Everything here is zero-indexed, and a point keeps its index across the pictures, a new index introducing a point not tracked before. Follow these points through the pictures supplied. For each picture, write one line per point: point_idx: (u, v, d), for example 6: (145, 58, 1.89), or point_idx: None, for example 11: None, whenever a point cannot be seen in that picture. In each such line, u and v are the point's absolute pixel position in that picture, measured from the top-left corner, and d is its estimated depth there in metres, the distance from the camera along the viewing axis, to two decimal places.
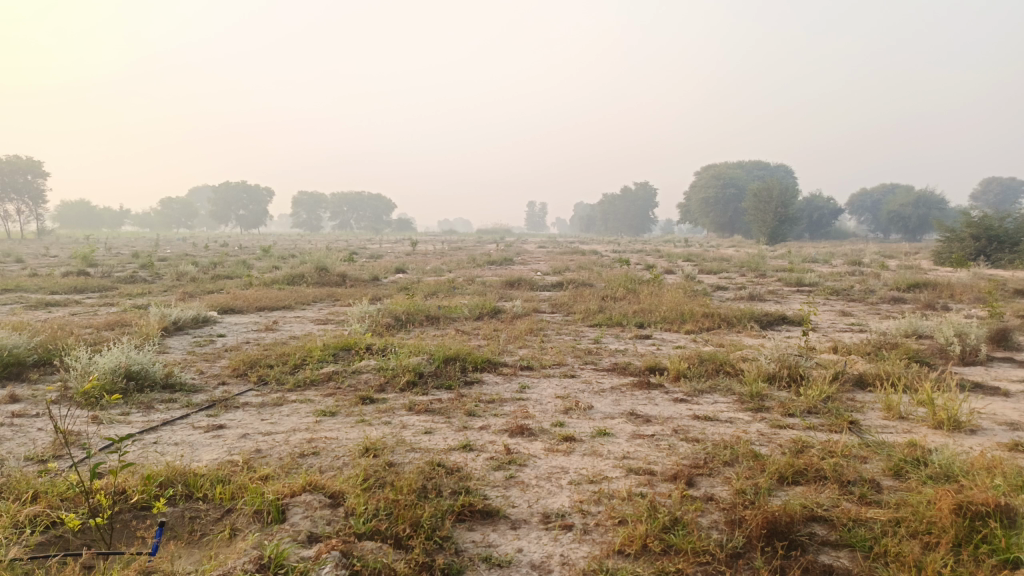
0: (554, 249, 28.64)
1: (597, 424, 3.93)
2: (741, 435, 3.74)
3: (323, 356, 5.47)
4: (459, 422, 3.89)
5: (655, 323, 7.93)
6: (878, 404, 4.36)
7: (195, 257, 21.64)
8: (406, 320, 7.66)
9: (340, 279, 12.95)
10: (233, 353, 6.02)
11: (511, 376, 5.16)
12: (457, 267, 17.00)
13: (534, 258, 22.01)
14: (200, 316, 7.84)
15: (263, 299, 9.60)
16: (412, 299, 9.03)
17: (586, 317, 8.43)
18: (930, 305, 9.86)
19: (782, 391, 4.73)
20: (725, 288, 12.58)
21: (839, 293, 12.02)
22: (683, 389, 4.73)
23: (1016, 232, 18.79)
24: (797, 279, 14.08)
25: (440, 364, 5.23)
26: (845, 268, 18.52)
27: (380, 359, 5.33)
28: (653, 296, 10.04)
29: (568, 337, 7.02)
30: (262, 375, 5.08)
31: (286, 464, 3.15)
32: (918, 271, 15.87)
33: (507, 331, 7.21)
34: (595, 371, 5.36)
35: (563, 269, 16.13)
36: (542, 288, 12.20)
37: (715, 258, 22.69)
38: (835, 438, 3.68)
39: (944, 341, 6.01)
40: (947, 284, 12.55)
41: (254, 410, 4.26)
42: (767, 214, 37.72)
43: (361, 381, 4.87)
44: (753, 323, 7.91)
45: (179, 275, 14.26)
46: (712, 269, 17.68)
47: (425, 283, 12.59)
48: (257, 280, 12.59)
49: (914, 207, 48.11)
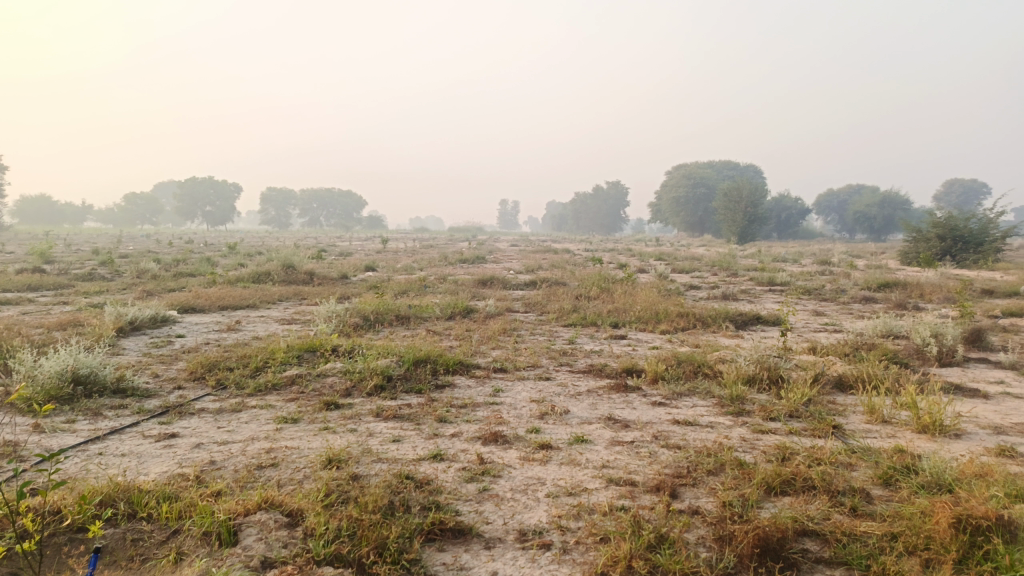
0: (526, 247, 28.52)
1: (574, 431, 3.76)
2: (724, 441, 3.60)
3: (287, 358, 5.23)
4: (429, 430, 3.69)
5: (629, 323, 7.80)
6: (860, 407, 4.25)
7: (158, 254, 21.06)
8: (375, 320, 7.42)
9: (307, 277, 12.63)
10: (192, 355, 5.73)
11: (483, 378, 4.97)
12: (429, 265, 16.76)
13: (506, 256, 21.85)
14: (159, 316, 7.52)
15: (227, 298, 9.26)
16: (381, 298, 8.80)
17: (559, 316, 8.28)
18: (901, 304, 9.89)
19: (762, 393, 4.61)
20: (698, 287, 12.54)
21: (811, 292, 12.04)
22: (662, 392, 4.58)
23: (980, 232, 19.09)
24: (769, 278, 14.10)
25: (410, 366, 5.01)
26: (816, 267, 18.66)
27: (347, 361, 5.09)
28: (627, 294, 9.92)
29: (542, 337, 6.85)
30: (221, 379, 4.82)
31: (242, 478, 2.92)
32: (888, 271, 16.03)
33: (480, 330, 7.02)
34: (571, 373, 5.19)
35: (536, 267, 15.98)
36: (515, 286, 12.02)
37: (686, 257, 22.75)
38: (820, 445, 3.55)
39: (921, 341, 5.95)
40: (916, 283, 12.65)
41: (210, 417, 4.00)
42: (737, 214, 38.00)
43: (327, 385, 4.64)
44: (728, 323, 7.82)
45: (140, 272, 13.81)
46: (684, 268, 17.68)
47: (396, 281, 12.34)
48: (221, 278, 12.22)
49: (880, 207, 48.88)
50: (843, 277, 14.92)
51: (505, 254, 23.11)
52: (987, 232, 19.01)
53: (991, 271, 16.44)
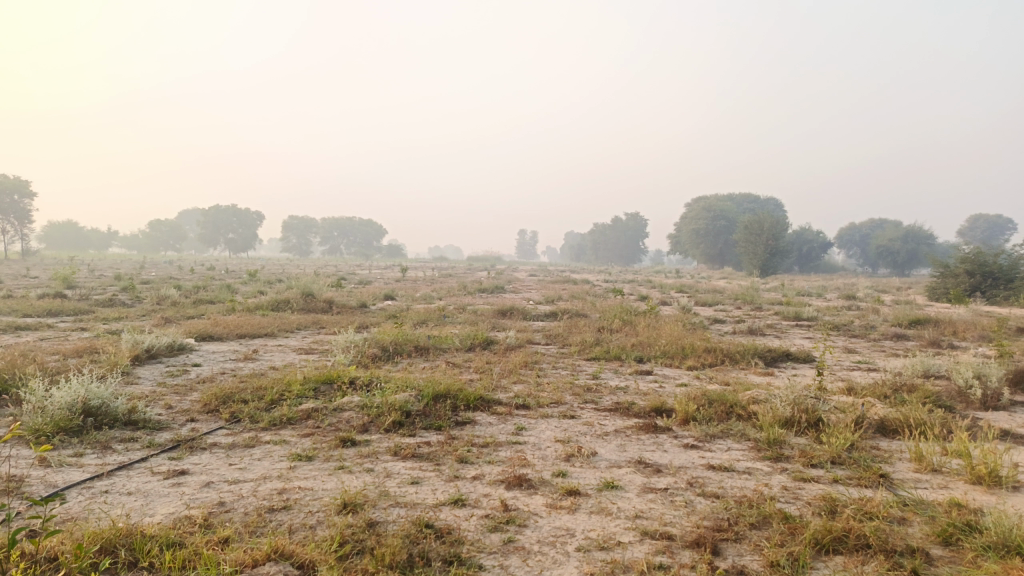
0: (545, 278, 28.38)
1: (603, 475, 3.55)
2: (764, 490, 3.37)
3: (303, 390, 5.07)
4: (450, 471, 3.50)
5: (654, 358, 7.58)
6: (907, 455, 4.00)
7: (179, 280, 21.19)
8: (394, 351, 7.26)
9: (326, 305, 12.55)
10: (207, 386, 5.59)
11: (506, 415, 4.77)
12: (448, 295, 16.64)
13: (525, 286, 21.69)
14: (175, 344, 7.42)
15: (245, 326, 9.17)
16: (400, 328, 8.66)
17: (582, 350, 8.07)
18: (935, 342, 9.58)
19: (800, 437, 4.37)
20: (722, 321, 12.28)
21: (839, 328, 11.74)
22: (693, 434, 4.36)
23: (1011, 269, 18.65)
24: (795, 313, 13.80)
25: (429, 401, 4.83)
26: (841, 302, 18.29)
27: (365, 394, 4.92)
28: (650, 328, 9.70)
29: (564, 372, 6.65)
30: (235, 412, 4.66)
31: (251, 523, 2.74)
32: (916, 307, 15.65)
33: (501, 363, 6.84)
34: (597, 411, 4.97)
35: (556, 298, 15.83)
36: (535, 318, 11.85)
37: (707, 290, 22.47)
38: (869, 496, 3.31)
39: (963, 383, 5.67)
40: (948, 320, 12.30)
41: (222, 453, 3.84)
42: (757, 247, 37.68)
43: (343, 420, 4.47)
44: (757, 359, 7.57)
45: (160, 298, 13.82)
46: (706, 301, 17.40)
47: (414, 310, 12.21)
48: (240, 305, 12.17)
49: (903, 241, 48.26)
50: (871, 313, 14.58)
51: (524, 284, 22.95)
52: (1017, 268, 18.57)
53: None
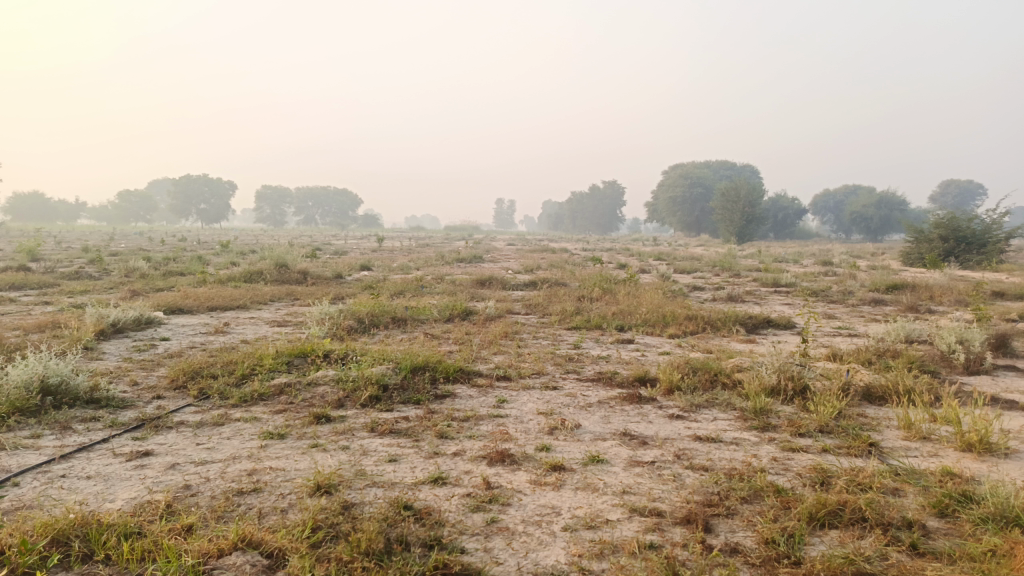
0: (523, 247, 28.24)
1: (588, 449, 3.43)
2: (754, 462, 3.27)
3: (275, 364, 4.88)
4: (429, 448, 3.35)
5: (636, 326, 7.48)
6: (895, 422, 3.93)
7: (149, 252, 20.68)
8: (370, 323, 7.07)
9: (301, 276, 12.28)
10: (175, 361, 5.38)
11: (486, 388, 4.63)
12: (426, 265, 16.41)
13: (503, 255, 21.51)
14: (143, 318, 7.16)
15: (216, 299, 8.90)
16: (377, 299, 8.46)
17: (563, 319, 7.94)
18: (913, 307, 9.59)
19: (786, 405, 4.29)
20: (702, 288, 12.23)
21: (818, 294, 11.75)
22: (678, 405, 4.25)
23: (983, 233, 18.84)
24: (773, 279, 13.80)
25: (407, 374, 4.67)
26: (818, 268, 18.36)
27: (340, 368, 4.75)
28: (631, 296, 9.60)
29: (545, 342, 6.52)
30: (203, 388, 4.47)
31: (218, 508, 2.58)
32: (892, 273, 15.72)
33: (480, 334, 6.69)
34: (579, 382, 4.85)
35: (535, 267, 15.68)
36: (514, 287, 11.70)
37: (685, 257, 22.44)
38: (860, 466, 3.23)
39: (946, 348, 5.63)
40: (925, 285, 12.35)
41: (189, 432, 3.66)
42: (734, 214, 37.76)
43: (318, 396, 4.30)
44: (738, 326, 7.50)
45: (128, 271, 13.42)
46: (685, 268, 17.36)
47: (391, 280, 11.98)
48: (212, 277, 11.85)
49: (876, 207, 48.63)
50: (847, 278, 14.63)
51: (502, 253, 22.72)
52: (990, 232, 18.76)
53: (996, 273, 16.16)
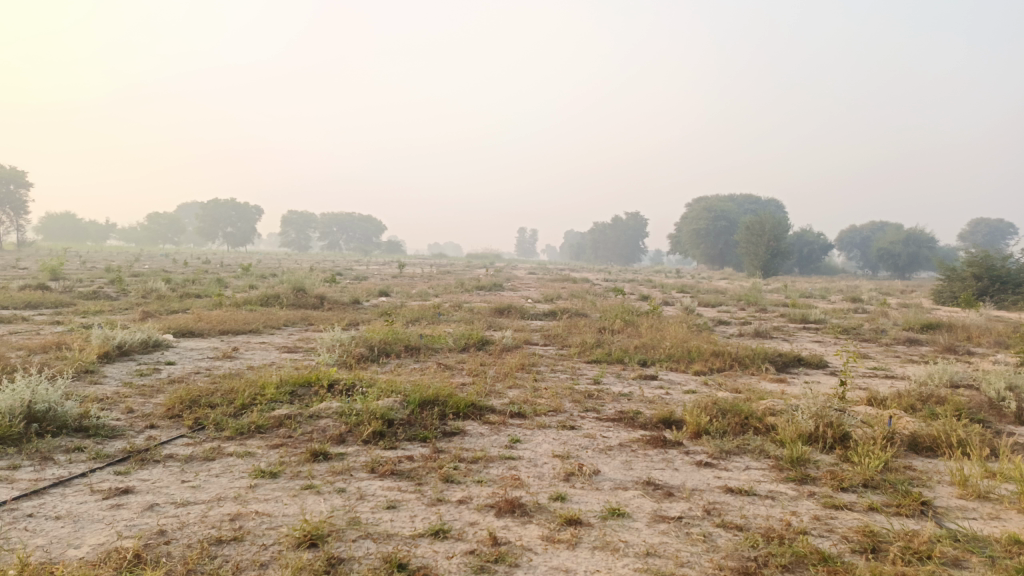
0: (544, 276, 27.95)
1: (607, 500, 3.11)
2: (793, 521, 2.93)
3: (276, 394, 4.63)
4: (432, 493, 3.06)
5: (659, 362, 7.15)
6: (947, 478, 3.56)
7: (171, 273, 20.71)
8: (382, 351, 6.82)
9: (317, 301, 12.11)
10: (176, 387, 5.15)
11: (499, 425, 4.33)
12: (445, 292, 16.22)
13: (524, 284, 21.23)
14: (151, 340, 6.98)
15: (228, 322, 8.72)
16: (391, 326, 8.21)
17: (582, 352, 7.63)
18: (951, 348, 9.15)
19: (825, 454, 3.93)
20: (727, 323, 11.84)
21: (848, 331, 11.32)
22: (706, 450, 3.92)
23: (1019, 272, 18.24)
24: (801, 315, 13.36)
25: (415, 409, 4.38)
26: (847, 305, 17.85)
27: (344, 399, 4.49)
28: (654, 329, 9.26)
29: (564, 376, 6.21)
30: (199, 419, 4.22)
31: (191, 560, 2.31)
32: (925, 311, 15.20)
33: (496, 366, 6.40)
34: (599, 421, 4.53)
35: (555, 296, 15.40)
36: (533, 317, 11.41)
37: (708, 290, 22.01)
38: (914, 529, 2.88)
39: (995, 395, 5.23)
40: (961, 325, 11.86)
41: (176, 468, 3.40)
42: (758, 248, 37.28)
43: (318, 430, 4.03)
44: (767, 364, 7.14)
45: (146, 292, 13.36)
46: (709, 301, 16.95)
47: (409, 307, 11.75)
48: (228, 300, 11.72)
49: (904, 244, 47.75)
50: (879, 316, 14.14)
51: (523, 282, 22.46)
52: None
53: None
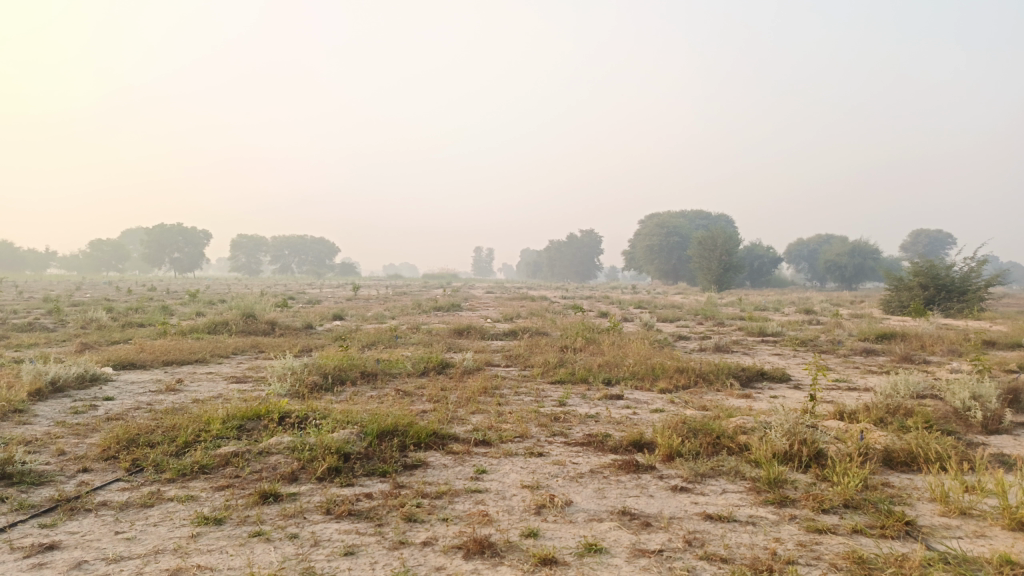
0: (502, 295, 27.77)
1: (582, 534, 2.91)
2: (778, 549, 2.78)
3: (222, 429, 4.32)
4: (394, 536, 2.82)
5: (623, 380, 7.01)
6: (927, 494, 3.47)
7: (113, 301, 19.90)
8: (338, 379, 6.52)
9: (268, 327, 11.68)
10: (114, 425, 4.78)
11: (463, 454, 4.11)
12: (402, 314, 15.89)
13: (482, 304, 21.01)
14: (87, 375, 6.54)
15: (173, 352, 8.29)
16: (347, 351, 7.91)
17: (545, 372, 7.45)
18: (907, 358, 9.25)
19: (801, 474, 3.82)
20: (687, 338, 11.81)
21: (806, 343, 11.41)
22: (681, 474, 3.76)
23: (962, 281, 18.77)
24: (759, 327, 13.44)
25: (374, 440, 4.13)
26: (801, 317, 18.10)
27: (297, 433, 4.20)
28: (616, 347, 9.14)
29: (528, 398, 6.01)
30: (137, 460, 3.88)
31: None
32: (877, 321, 15.47)
33: (457, 390, 6.17)
34: (567, 447, 4.34)
35: (514, 316, 15.23)
36: (493, 337, 11.20)
37: (665, 306, 22.12)
38: (902, 552, 2.76)
39: (960, 405, 5.22)
40: (914, 334, 12.06)
41: (110, 516, 3.08)
42: (711, 263, 37.81)
43: (269, 468, 3.75)
44: (732, 379, 7.06)
45: (85, 322, 12.72)
46: (667, 317, 16.97)
47: (364, 331, 11.42)
48: (174, 328, 11.21)
49: (850, 256, 49.04)
50: (833, 327, 14.32)
51: (481, 301, 22.27)
52: (969, 281, 18.69)
53: (979, 322, 15.97)
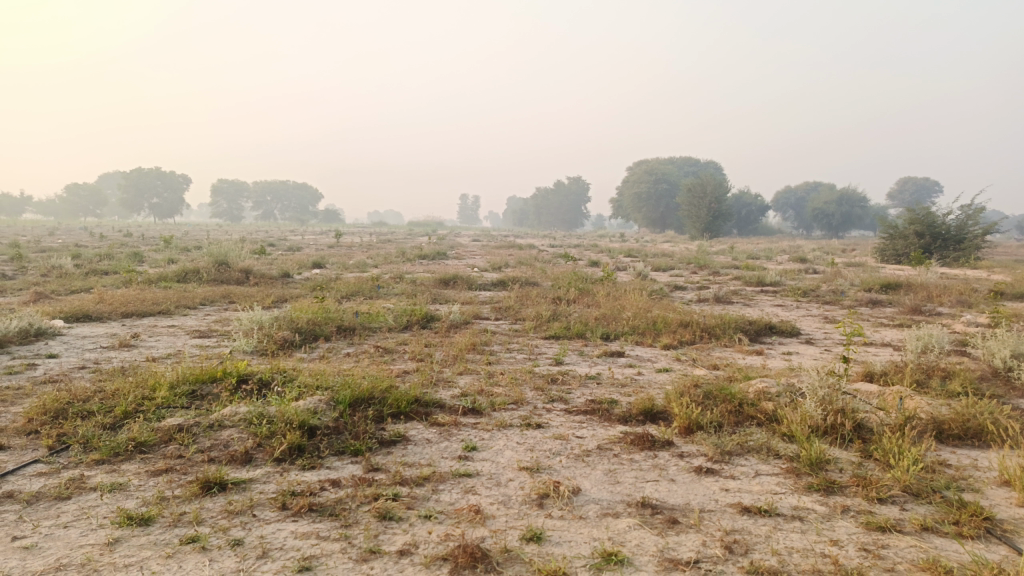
0: (489, 243, 27.08)
1: (597, 536, 2.36)
2: (840, 557, 2.24)
3: (169, 397, 3.72)
4: (363, 542, 2.26)
5: (623, 335, 6.46)
6: (995, 477, 2.95)
7: (83, 246, 19.00)
8: (310, 335, 5.91)
9: (242, 275, 10.99)
10: (49, 389, 4.15)
11: (450, 427, 3.53)
12: (385, 262, 15.23)
13: (468, 252, 20.32)
14: (31, 330, 5.89)
15: (133, 303, 7.62)
16: (323, 303, 7.28)
17: (538, 327, 6.86)
18: (917, 310, 8.77)
19: (843, 451, 3.28)
20: (684, 288, 11.27)
21: (807, 293, 10.93)
22: (704, 452, 3.22)
23: (959, 229, 18.29)
24: (757, 276, 12.93)
25: (345, 412, 3.55)
26: (796, 266, 17.62)
27: (256, 401, 3.61)
28: (611, 298, 8.58)
29: (520, 357, 5.44)
30: (64, 436, 3.28)
31: None
32: (875, 271, 15.01)
33: (443, 347, 5.60)
34: (569, 415, 3.79)
35: (502, 264, 14.61)
36: (481, 287, 10.60)
37: (656, 254, 21.46)
38: (991, 561, 2.22)
39: (1000, 364, 4.70)
40: (919, 284, 11.59)
41: (12, 515, 2.49)
42: (700, 211, 37.21)
43: (219, 447, 3.17)
44: (739, 334, 6.54)
45: (46, 269, 11.95)
46: (660, 266, 16.36)
47: (345, 280, 10.77)
48: (140, 276, 10.50)
49: (838, 205, 48.39)
50: (833, 276, 13.79)
51: (469, 250, 21.62)
52: (965, 229, 18.21)
53: (978, 271, 15.58)
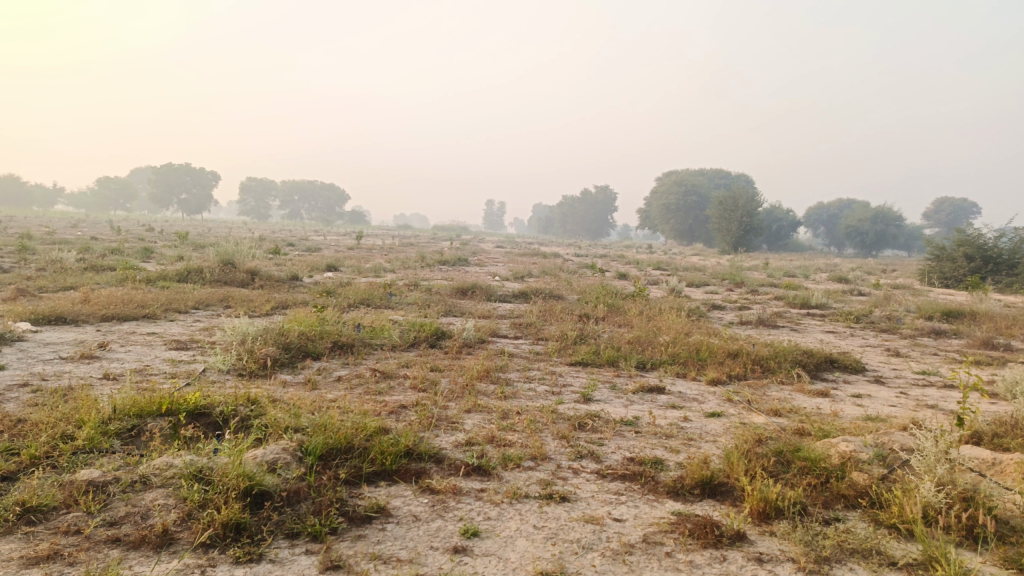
0: (513, 250, 26.16)
1: None
2: None
3: (94, 437, 2.93)
4: None
5: (661, 365, 5.58)
6: None
7: (96, 240, 18.43)
8: (300, 353, 5.10)
9: (247, 277, 10.27)
10: None
11: (446, 497, 2.69)
12: (403, 267, 14.47)
13: (491, 259, 19.49)
14: None
15: (115, 305, 6.89)
16: (321, 313, 6.48)
17: (562, 350, 6.00)
18: (990, 343, 7.76)
19: (983, 559, 2.37)
20: (723, 308, 10.33)
21: (859, 319, 9.94)
22: (790, 555, 2.34)
23: (1012, 253, 17.08)
24: (801, 296, 11.94)
25: (311, 472, 2.71)
26: (838, 286, 16.57)
27: (200, 451, 2.80)
28: (645, 318, 7.68)
29: (541, 390, 4.58)
30: None
31: None
32: (926, 295, 13.91)
33: (452, 374, 4.77)
34: (602, 484, 2.93)
35: (525, 274, 13.79)
36: (501, 300, 9.76)
37: (687, 268, 20.49)
38: None
39: None
40: (979, 312, 10.55)
41: None
42: (731, 224, 36.00)
43: (133, 518, 2.36)
44: (796, 368, 5.63)
45: (43, 263, 11.32)
46: (693, 281, 15.44)
47: (355, 286, 10.01)
48: (138, 274, 9.83)
49: (873, 223, 46.79)
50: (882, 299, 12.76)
51: (491, 257, 20.79)
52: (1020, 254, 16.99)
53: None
